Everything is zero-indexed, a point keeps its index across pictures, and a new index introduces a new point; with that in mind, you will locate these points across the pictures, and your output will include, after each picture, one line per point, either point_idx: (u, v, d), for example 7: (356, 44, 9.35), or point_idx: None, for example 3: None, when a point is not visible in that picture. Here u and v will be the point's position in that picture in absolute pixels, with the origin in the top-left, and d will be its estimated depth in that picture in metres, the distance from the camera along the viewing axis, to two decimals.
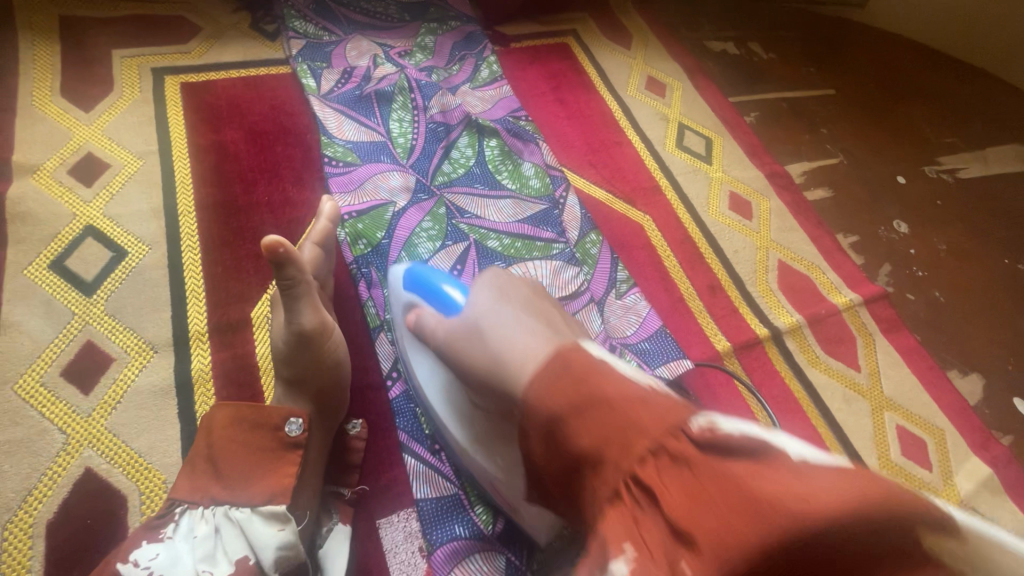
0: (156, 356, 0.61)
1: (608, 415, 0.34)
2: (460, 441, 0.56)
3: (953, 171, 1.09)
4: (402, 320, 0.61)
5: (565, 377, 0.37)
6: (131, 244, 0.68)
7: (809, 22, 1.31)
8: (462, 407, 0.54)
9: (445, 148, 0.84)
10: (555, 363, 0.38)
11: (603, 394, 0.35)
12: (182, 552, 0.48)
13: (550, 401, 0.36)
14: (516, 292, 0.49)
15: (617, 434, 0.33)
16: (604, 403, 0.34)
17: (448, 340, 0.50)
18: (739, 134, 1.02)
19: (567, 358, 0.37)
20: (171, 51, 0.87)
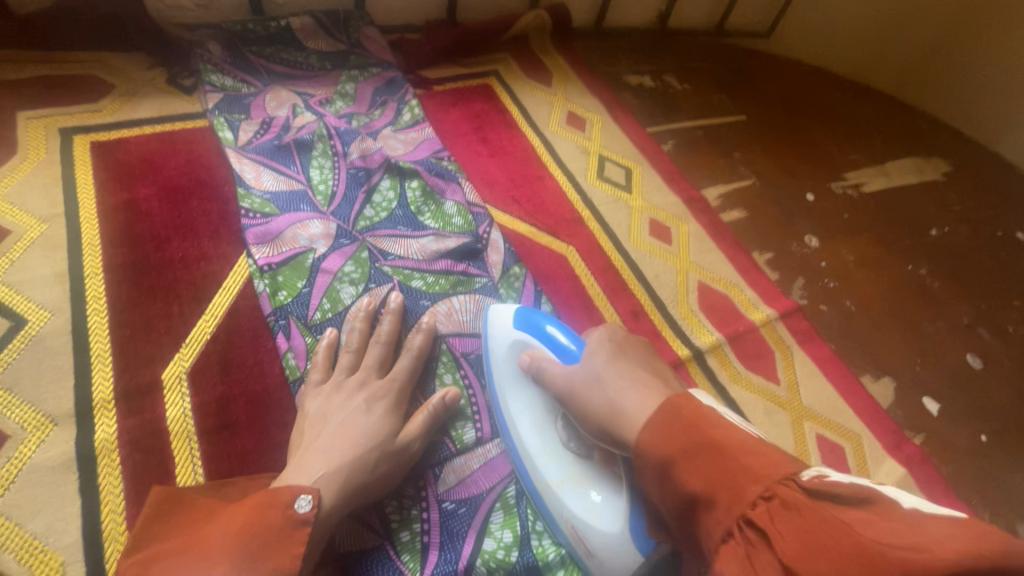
0: (56, 430, 0.59)
1: (718, 466, 0.43)
2: (548, 476, 0.60)
3: (858, 186, 1.17)
4: (505, 360, 0.66)
5: (677, 426, 0.47)
6: (31, 312, 0.66)
7: (720, 53, 1.40)
8: (543, 438, 0.62)
9: (367, 193, 0.85)
10: (672, 416, 0.48)
11: (716, 442, 0.44)
12: None
13: (669, 445, 0.47)
14: (631, 352, 0.60)
15: (722, 479, 0.42)
16: (717, 451, 0.44)
17: (570, 389, 0.59)
18: (658, 162, 1.07)
19: (678, 404, 0.49)
20: (82, 110, 0.85)
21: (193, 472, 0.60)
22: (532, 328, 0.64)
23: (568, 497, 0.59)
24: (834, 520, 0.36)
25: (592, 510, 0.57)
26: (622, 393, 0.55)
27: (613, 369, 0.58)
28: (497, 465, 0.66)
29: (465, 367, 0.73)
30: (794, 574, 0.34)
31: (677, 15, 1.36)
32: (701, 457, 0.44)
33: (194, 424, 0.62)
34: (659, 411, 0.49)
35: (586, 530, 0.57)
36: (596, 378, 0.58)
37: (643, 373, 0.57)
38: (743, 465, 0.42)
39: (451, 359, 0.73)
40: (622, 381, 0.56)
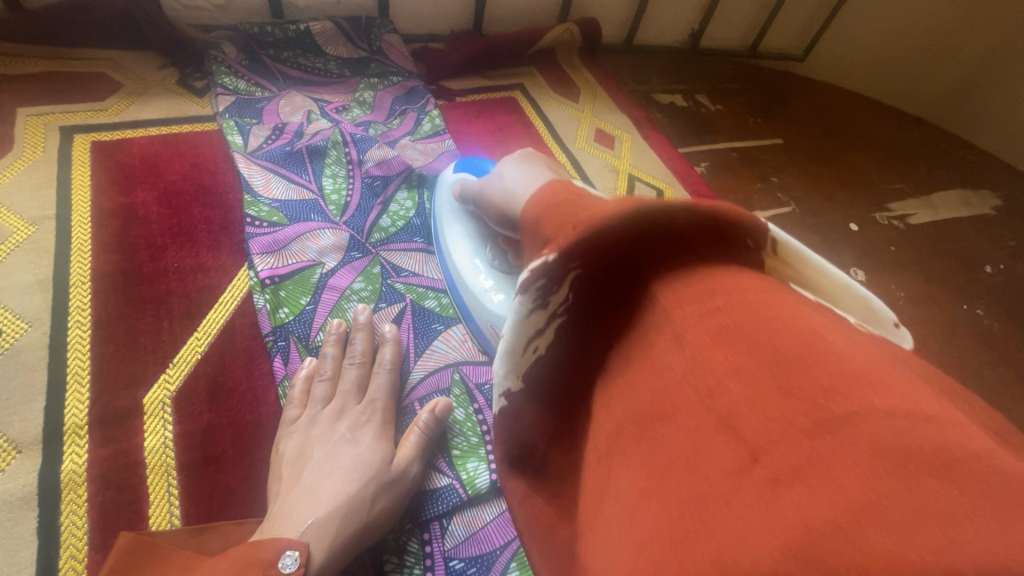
0: (18, 458, 0.52)
1: (578, 204, 0.34)
2: (475, 289, 0.65)
3: (904, 218, 1.09)
4: (446, 197, 0.71)
5: (557, 190, 0.37)
6: (7, 322, 0.60)
7: (753, 75, 1.34)
8: (470, 261, 0.67)
9: (382, 205, 0.79)
10: (554, 191, 0.38)
11: (586, 200, 0.35)
12: None
13: (538, 206, 0.37)
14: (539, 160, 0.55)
15: (572, 216, 0.33)
16: (577, 202, 0.35)
17: (475, 197, 0.59)
18: (690, 184, 1.01)
19: (556, 179, 0.39)
20: (86, 109, 0.81)
21: (168, 514, 0.52)
22: (473, 169, 0.71)
23: (487, 301, 0.64)
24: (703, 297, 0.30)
25: (502, 305, 0.63)
26: (515, 189, 0.49)
27: (517, 169, 0.53)
28: None
29: (480, 400, 0.65)
30: (595, 253, 0.31)
31: (710, 35, 1.31)
32: (566, 202, 0.34)
33: (175, 458, 0.55)
34: (537, 193, 0.38)
35: (500, 326, 0.62)
36: (498, 178, 0.54)
37: (544, 172, 0.50)
38: (594, 205, 0.34)
39: (463, 392, 0.65)
40: (518, 173, 0.51)
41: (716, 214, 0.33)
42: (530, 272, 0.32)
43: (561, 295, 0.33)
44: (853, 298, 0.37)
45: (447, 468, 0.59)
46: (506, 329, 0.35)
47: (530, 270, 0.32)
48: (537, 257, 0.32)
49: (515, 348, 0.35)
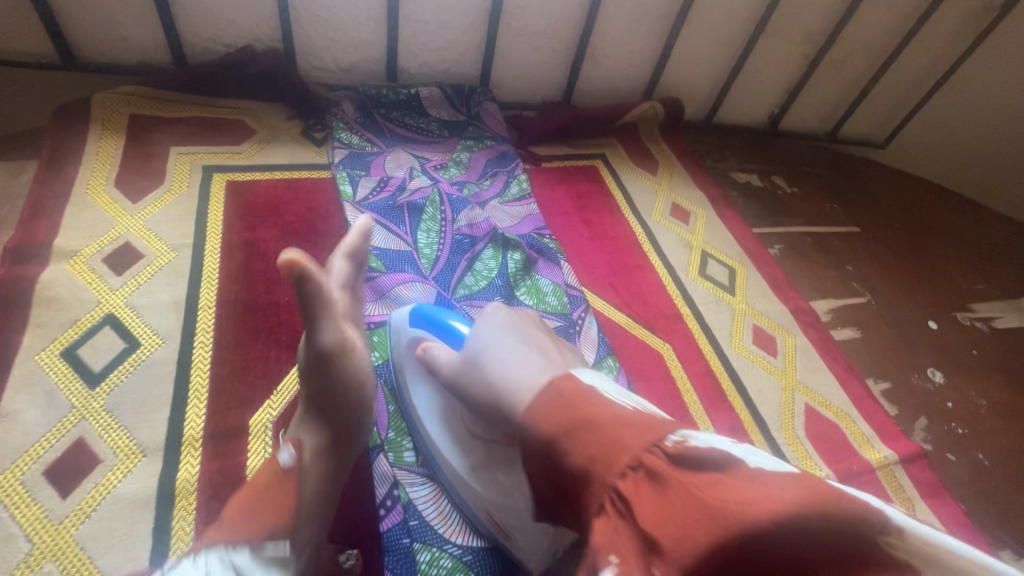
0: (144, 462, 0.59)
1: (595, 438, 0.37)
2: (461, 464, 0.60)
3: (988, 320, 1.06)
4: (402, 355, 0.65)
5: (562, 404, 0.41)
6: (146, 336, 0.68)
7: (831, 161, 1.36)
8: (448, 430, 0.61)
9: (469, 260, 0.86)
10: (550, 391, 0.42)
11: (592, 420, 0.38)
12: None
13: (546, 424, 0.40)
14: (523, 325, 0.56)
15: (603, 455, 0.36)
16: (590, 427, 0.38)
17: (451, 373, 0.55)
18: (764, 266, 1.02)
19: (563, 378, 0.43)
20: (224, 151, 0.92)
21: None
22: (431, 320, 0.61)
23: (475, 484, 0.58)
24: (697, 496, 0.31)
25: (495, 491, 0.57)
26: (504, 372, 0.49)
27: (499, 341, 0.52)
28: None
29: None
30: (663, 554, 0.30)
31: (790, 119, 1.34)
32: (584, 435, 0.37)
33: None
34: (542, 394, 0.43)
35: (496, 513, 0.57)
36: (478, 352, 0.53)
37: (528, 348, 0.51)
38: (627, 436, 0.36)
39: None
40: (510, 355, 0.50)
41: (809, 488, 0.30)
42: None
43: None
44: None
45: None
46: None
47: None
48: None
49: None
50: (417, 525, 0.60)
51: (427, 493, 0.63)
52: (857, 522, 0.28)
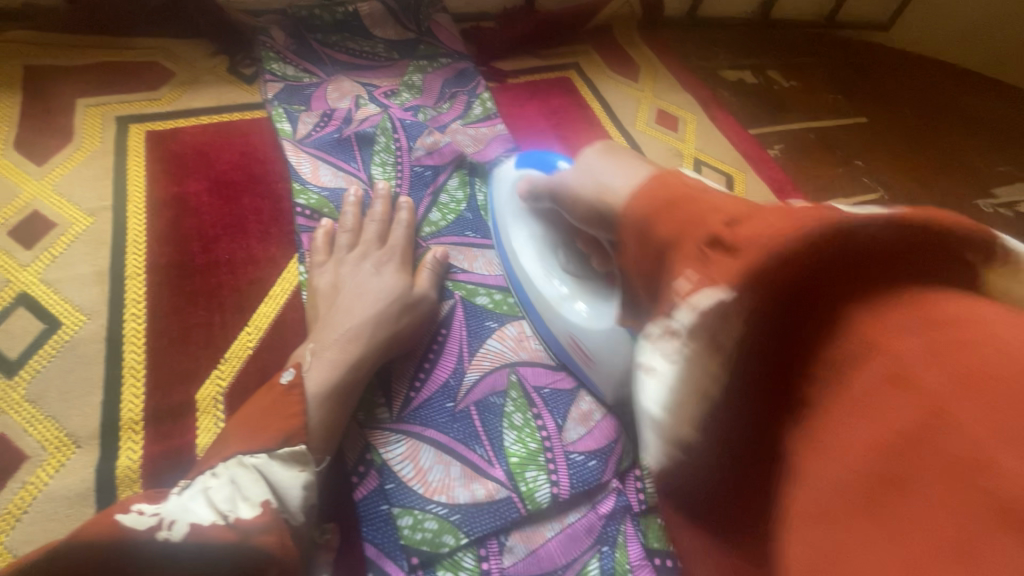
0: (77, 453, 0.52)
1: (687, 207, 0.37)
2: (548, 296, 0.60)
3: (1011, 204, 0.96)
4: (507, 196, 0.67)
5: (663, 187, 0.40)
6: (66, 314, 0.60)
7: (831, 47, 1.22)
8: (543, 260, 0.62)
9: (433, 194, 0.76)
10: (652, 183, 0.41)
11: (688, 193, 0.38)
12: (192, 504, 0.42)
13: (640, 201, 0.40)
14: (622, 152, 0.49)
15: (693, 215, 0.36)
16: (690, 199, 0.37)
17: (552, 189, 0.55)
18: (764, 169, 0.92)
19: (667, 174, 0.41)
20: (140, 98, 0.81)
21: None
22: (540, 163, 0.66)
23: (566, 312, 0.58)
24: (846, 248, 0.30)
25: (587, 314, 0.57)
26: (604, 177, 0.46)
27: (592, 166, 0.49)
28: (580, 534, 0.53)
29: (539, 402, 0.60)
30: (737, 250, 0.32)
31: (783, 5, 1.19)
32: (678, 205, 0.37)
33: None
34: (642, 184, 0.41)
35: (585, 339, 0.57)
36: (585, 173, 0.48)
37: (636, 157, 0.47)
38: (715, 203, 0.36)
39: (521, 395, 0.60)
40: (604, 172, 0.46)
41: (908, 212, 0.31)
42: (697, 312, 0.32)
43: (732, 332, 0.31)
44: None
45: (504, 477, 0.54)
46: (647, 362, 0.34)
47: (683, 313, 0.32)
48: (689, 292, 0.32)
49: (683, 403, 0.32)
50: (395, 488, 0.53)
51: (404, 451, 0.55)
52: (956, 245, 0.31)
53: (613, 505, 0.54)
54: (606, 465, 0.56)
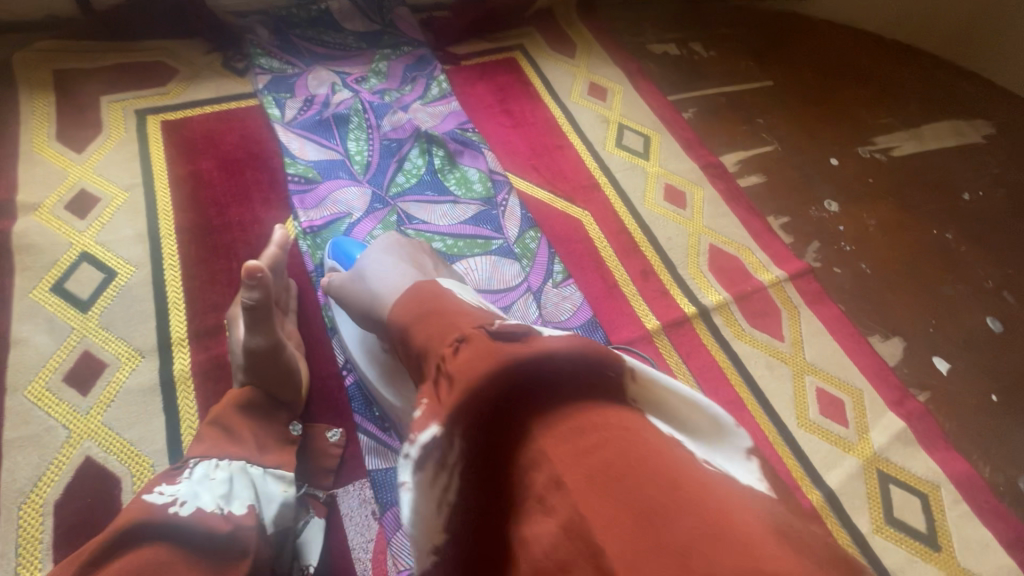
0: (143, 361, 0.71)
1: (435, 322, 0.45)
2: (370, 377, 0.67)
3: (887, 150, 1.15)
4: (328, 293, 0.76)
5: (419, 299, 0.49)
6: (119, 266, 0.78)
7: (751, 18, 1.38)
8: (365, 345, 0.69)
9: (398, 162, 0.94)
10: (413, 297, 0.49)
11: (439, 308, 0.46)
12: (200, 489, 0.53)
13: (402, 314, 0.48)
14: (411, 250, 0.65)
15: (438, 329, 0.44)
16: (440, 315, 0.45)
17: (342, 290, 0.64)
18: (677, 130, 1.10)
19: (424, 285, 0.50)
20: (151, 93, 0.97)
21: None
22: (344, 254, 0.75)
23: (383, 392, 0.65)
24: (498, 358, 0.39)
25: (398, 392, 0.63)
26: (382, 279, 0.58)
27: (381, 260, 0.61)
28: None
29: None
30: (453, 378, 0.39)
31: None
32: (430, 318, 0.45)
33: None
34: (407, 293, 0.50)
35: (398, 414, 0.63)
36: (362, 277, 0.61)
37: (409, 262, 0.61)
38: (455, 321, 0.44)
39: None
40: (382, 271, 0.59)
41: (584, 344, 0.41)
42: (419, 446, 0.38)
43: (454, 453, 0.38)
44: (710, 422, 0.42)
45: None
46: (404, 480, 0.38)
47: (413, 449, 0.38)
48: (415, 434, 0.38)
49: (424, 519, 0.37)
50: None
51: None
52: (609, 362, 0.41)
53: None
54: None
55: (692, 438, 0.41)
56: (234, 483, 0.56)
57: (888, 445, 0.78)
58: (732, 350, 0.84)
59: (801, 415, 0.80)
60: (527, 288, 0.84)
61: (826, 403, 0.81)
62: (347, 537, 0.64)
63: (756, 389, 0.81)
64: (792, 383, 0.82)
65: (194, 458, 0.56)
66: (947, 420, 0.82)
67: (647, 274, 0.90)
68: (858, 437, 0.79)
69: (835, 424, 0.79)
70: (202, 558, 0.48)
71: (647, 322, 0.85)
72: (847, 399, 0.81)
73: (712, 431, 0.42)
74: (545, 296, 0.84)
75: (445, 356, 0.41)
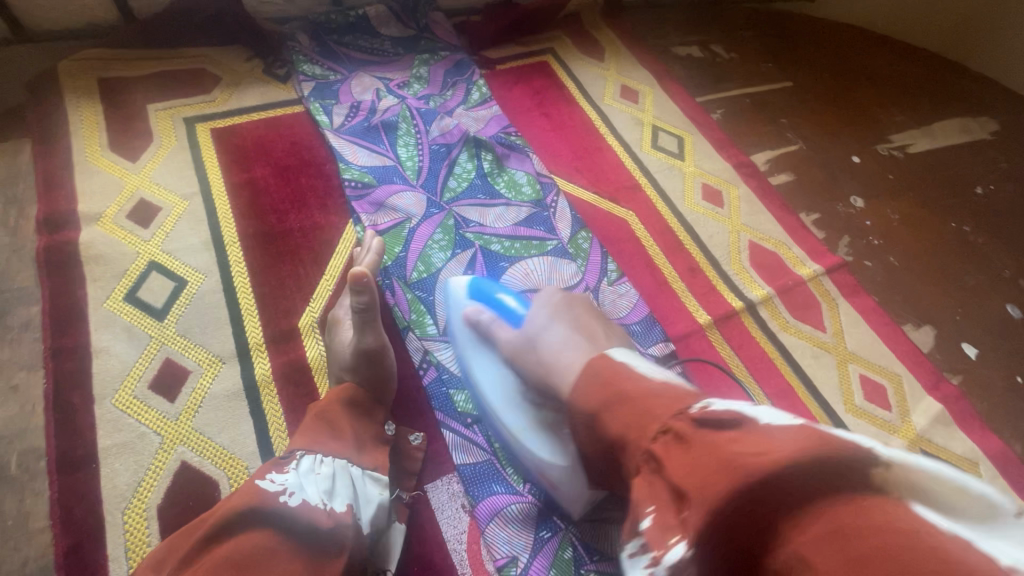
0: (224, 366, 0.72)
1: (628, 409, 0.46)
2: (513, 425, 0.67)
3: (903, 148, 1.21)
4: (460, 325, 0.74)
5: (594, 366, 0.51)
6: (188, 274, 0.79)
7: (766, 20, 1.43)
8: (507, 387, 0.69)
9: (448, 166, 0.96)
10: (584, 366, 0.54)
11: (627, 390, 0.47)
12: (307, 483, 0.54)
13: (578, 386, 0.51)
14: (575, 307, 0.65)
15: (637, 418, 0.45)
16: (625, 397, 0.46)
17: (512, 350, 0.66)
18: (708, 131, 1.14)
19: (597, 353, 0.51)
20: (198, 101, 0.98)
21: None
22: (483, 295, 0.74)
23: (528, 443, 0.66)
24: (713, 444, 0.39)
25: (551, 450, 0.65)
26: (555, 354, 0.59)
27: (553, 330, 0.61)
28: None
29: None
30: (689, 499, 0.37)
31: None
32: (623, 405, 0.46)
33: None
34: (580, 368, 0.52)
35: (549, 472, 0.65)
36: (534, 334, 0.63)
37: (577, 329, 0.60)
38: (655, 405, 0.45)
39: None
40: (557, 340, 0.60)
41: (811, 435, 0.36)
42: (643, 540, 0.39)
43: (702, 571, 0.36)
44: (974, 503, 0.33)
45: None
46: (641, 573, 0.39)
47: (660, 570, 0.37)
48: (661, 552, 0.37)
49: None
50: (450, 375, 0.76)
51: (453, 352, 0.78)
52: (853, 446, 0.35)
53: None
54: None
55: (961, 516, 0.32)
56: (336, 479, 0.57)
57: (929, 427, 0.84)
58: (779, 341, 0.89)
59: (848, 401, 0.85)
60: (585, 287, 0.87)
61: (870, 389, 0.86)
62: (439, 531, 0.67)
63: (804, 378, 0.86)
64: (836, 372, 0.87)
65: (299, 450, 0.58)
66: (978, 401, 0.88)
67: (693, 272, 0.94)
68: (901, 419, 0.84)
69: (880, 409, 0.85)
70: (305, 547, 0.50)
71: (699, 317, 0.89)
72: (888, 384, 0.87)
73: (980, 513, 0.32)
74: (602, 294, 0.88)
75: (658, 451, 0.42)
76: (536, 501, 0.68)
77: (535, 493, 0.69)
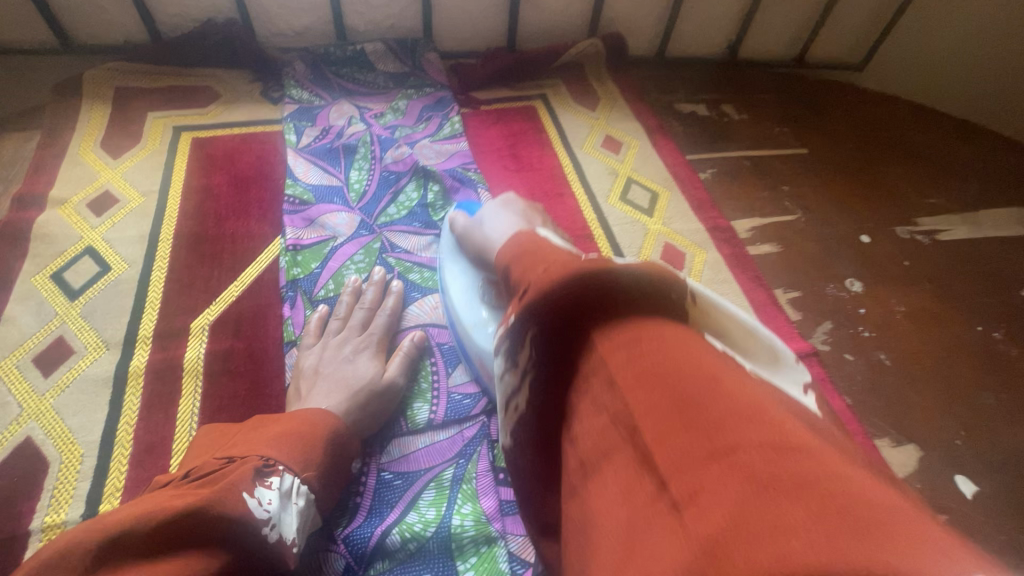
0: (106, 353, 0.74)
1: (529, 257, 0.53)
2: (467, 322, 0.73)
3: (932, 233, 1.03)
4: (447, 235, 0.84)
5: (522, 244, 0.56)
6: (115, 262, 0.84)
7: (796, 84, 1.33)
8: (466, 284, 0.78)
9: (393, 193, 0.96)
10: (513, 241, 0.58)
11: (540, 249, 0.54)
12: (283, 511, 0.51)
13: (504, 253, 0.57)
14: (521, 209, 0.77)
15: (531, 265, 0.51)
16: (537, 253, 0.53)
17: (468, 237, 0.77)
18: (690, 189, 1.05)
19: (522, 233, 0.59)
20: (191, 112, 1.06)
21: (191, 405, 0.71)
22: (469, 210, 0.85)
23: (477, 336, 0.72)
24: (568, 264, 0.47)
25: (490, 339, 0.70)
26: (495, 233, 0.72)
27: (497, 217, 0.75)
28: (442, 449, 0.70)
29: (436, 355, 0.79)
30: (530, 290, 0.48)
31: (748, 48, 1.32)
32: (526, 254, 0.53)
33: (203, 366, 0.75)
34: (507, 243, 0.59)
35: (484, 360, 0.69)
36: (487, 224, 0.75)
37: (519, 218, 0.73)
38: (549, 254, 0.52)
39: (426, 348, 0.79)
40: (496, 224, 0.73)
41: (650, 273, 0.46)
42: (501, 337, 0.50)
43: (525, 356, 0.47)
44: (760, 348, 0.51)
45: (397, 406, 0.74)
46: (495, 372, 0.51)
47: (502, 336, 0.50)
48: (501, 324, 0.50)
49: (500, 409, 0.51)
50: None
51: None
52: (667, 291, 0.46)
53: (474, 432, 0.71)
54: (476, 403, 0.74)
55: (754, 359, 0.50)
56: (302, 510, 0.54)
57: None
58: None
59: None
60: None
61: None
62: None
63: None
64: None
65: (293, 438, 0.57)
66: None
67: None
68: None
69: None
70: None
71: None
72: None
73: (766, 358, 0.51)
74: None
75: (529, 284, 0.49)
76: (347, 557, 0.60)
77: (349, 545, 0.61)
